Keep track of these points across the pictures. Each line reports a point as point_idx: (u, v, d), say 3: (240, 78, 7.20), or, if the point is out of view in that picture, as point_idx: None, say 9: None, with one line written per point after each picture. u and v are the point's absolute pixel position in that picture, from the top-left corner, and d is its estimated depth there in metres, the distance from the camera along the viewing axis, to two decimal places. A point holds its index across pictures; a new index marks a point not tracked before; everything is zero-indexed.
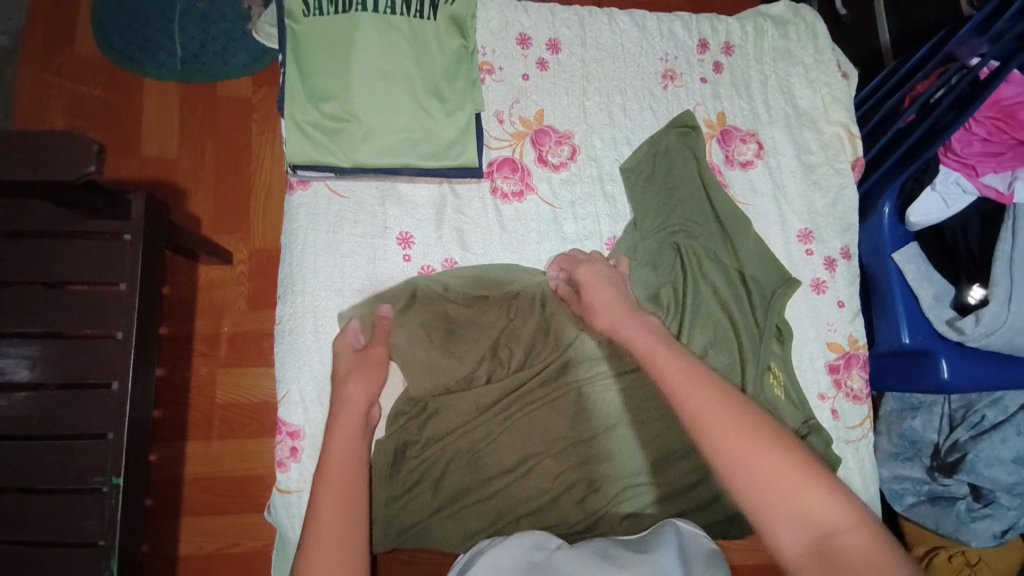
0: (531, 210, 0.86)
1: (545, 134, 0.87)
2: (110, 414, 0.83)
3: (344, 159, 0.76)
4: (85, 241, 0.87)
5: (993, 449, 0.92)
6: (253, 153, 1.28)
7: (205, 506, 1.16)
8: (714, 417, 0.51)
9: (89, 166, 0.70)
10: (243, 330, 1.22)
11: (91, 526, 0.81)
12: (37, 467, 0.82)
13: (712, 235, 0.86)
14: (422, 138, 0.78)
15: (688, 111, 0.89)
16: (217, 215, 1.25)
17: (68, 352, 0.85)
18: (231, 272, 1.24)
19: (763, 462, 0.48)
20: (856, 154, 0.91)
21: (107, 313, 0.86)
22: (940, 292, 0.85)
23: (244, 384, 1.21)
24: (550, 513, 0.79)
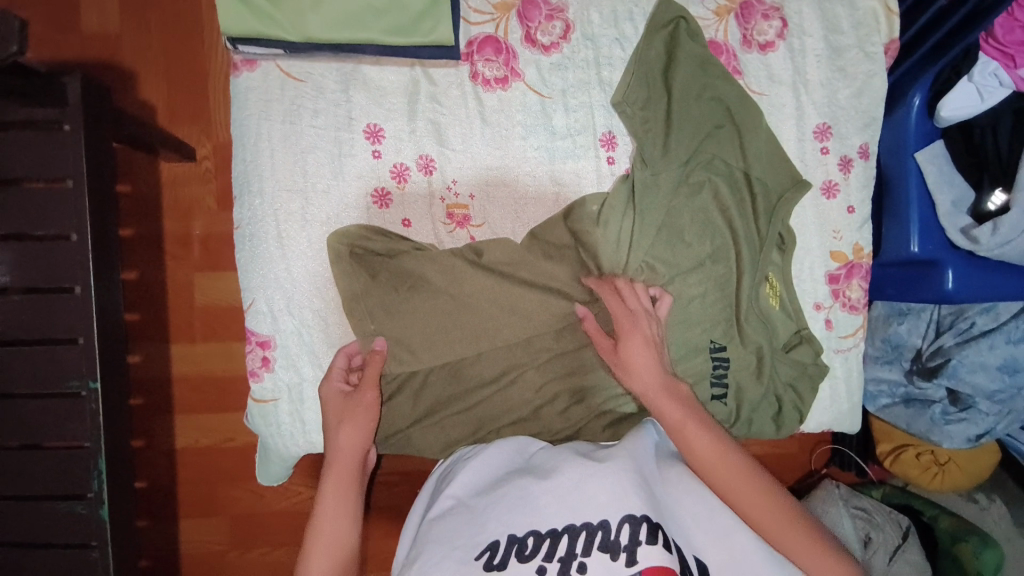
0: (517, 99, 0.76)
1: (534, 7, 0.74)
2: (77, 319, 0.79)
3: (295, 32, 0.63)
4: (20, 131, 0.78)
5: (978, 355, 0.91)
6: (200, 29, 1.11)
7: (194, 407, 1.16)
8: (772, 528, 0.61)
9: (12, 46, 0.59)
10: (213, 232, 1.14)
11: (75, 428, 0.80)
12: (10, 373, 0.79)
13: (722, 131, 0.78)
14: (387, 6, 0.64)
15: (661, 4, 0.75)
16: (168, 102, 1.12)
17: (19, 257, 0.78)
18: (194, 168, 1.13)
19: (806, 561, 0.60)
20: (891, 35, 0.80)
21: (59, 214, 0.78)
22: (959, 198, 0.78)
23: (221, 288, 1.15)
24: (533, 422, 0.78)
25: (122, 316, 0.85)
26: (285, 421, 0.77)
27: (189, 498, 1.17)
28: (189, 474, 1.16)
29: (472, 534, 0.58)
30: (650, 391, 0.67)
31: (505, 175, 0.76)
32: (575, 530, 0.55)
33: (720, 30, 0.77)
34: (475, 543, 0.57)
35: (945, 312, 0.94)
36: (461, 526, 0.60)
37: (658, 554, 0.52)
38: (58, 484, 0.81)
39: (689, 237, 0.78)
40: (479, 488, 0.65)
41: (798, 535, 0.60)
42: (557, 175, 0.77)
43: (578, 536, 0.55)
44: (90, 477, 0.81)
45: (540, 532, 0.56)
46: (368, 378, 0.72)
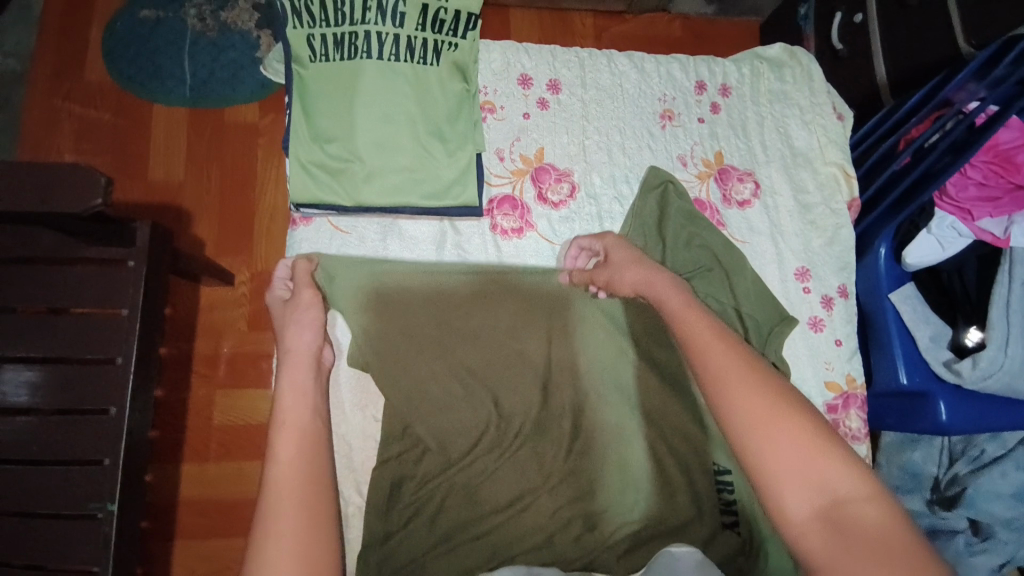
0: (530, 246, 0.87)
1: (545, 171, 0.89)
2: (107, 440, 0.85)
3: (347, 197, 0.75)
4: (88, 267, 0.91)
5: (992, 483, 0.92)
6: (255, 176, 1.30)
7: (199, 530, 1.15)
8: (747, 394, 0.49)
9: (97, 198, 0.78)
10: (240, 352, 1.23)
11: (83, 551, 0.82)
12: (38, 493, 0.84)
13: (712, 273, 0.87)
14: (425, 176, 0.76)
15: (652, 170, 0.90)
16: (217, 236, 1.27)
17: (61, 378, 0.88)
18: (231, 293, 1.25)
19: (776, 427, 0.46)
20: (852, 194, 0.93)
21: (109, 339, 0.89)
22: (937, 334, 0.85)
23: (243, 406, 1.21)
24: (546, 551, 0.77)
25: (150, 434, 0.90)
26: None
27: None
28: None
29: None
30: (649, 275, 0.68)
31: (515, 306, 0.85)
32: None
33: (702, 190, 0.90)
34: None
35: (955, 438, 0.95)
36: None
37: None
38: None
39: None
40: None
41: (775, 405, 0.48)
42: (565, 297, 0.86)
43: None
44: None
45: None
46: (303, 279, 0.74)
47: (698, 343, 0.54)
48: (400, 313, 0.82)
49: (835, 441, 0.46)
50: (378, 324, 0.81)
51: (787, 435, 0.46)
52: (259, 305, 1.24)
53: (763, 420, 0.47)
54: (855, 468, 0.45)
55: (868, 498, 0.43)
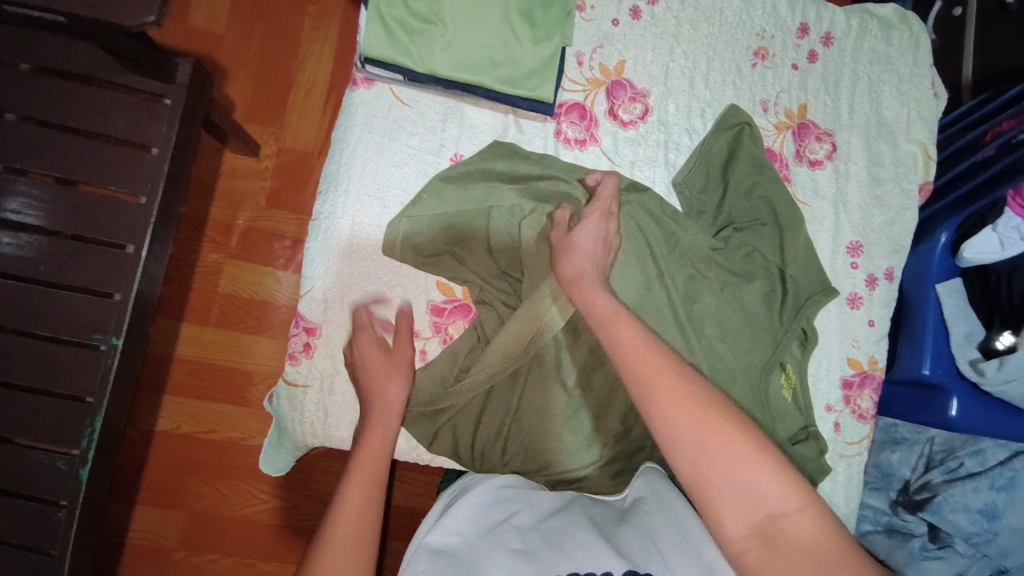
0: (591, 161, 0.83)
1: (622, 87, 0.84)
2: (121, 276, 0.84)
3: (420, 64, 0.70)
4: (123, 95, 0.87)
5: (963, 496, 0.85)
6: (299, 42, 1.23)
7: (190, 389, 1.17)
8: (687, 430, 0.48)
9: (149, 16, 0.71)
10: (255, 226, 1.20)
11: (82, 382, 0.83)
12: (39, 314, 0.84)
13: (764, 229, 0.85)
14: (504, 60, 0.72)
15: (732, 108, 0.85)
16: (250, 97, 1.22)
17: (89, 201, 0.86)
18: (255, 164, 1.21)
19: (713, 442, 0.47)
20: (926, 177, 0.90)
21: (135, 174, 0.86)
22: (971, 332, 0.85)
23: (249, 280, 1.20)
24: (541, 456, 0.77)
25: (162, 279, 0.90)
26: (310, 409, 0.79)
27: (152, 485, 1.15)
28: (161, 457, 1.16)
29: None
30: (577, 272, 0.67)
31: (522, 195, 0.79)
32: None
33: (777, 141, 0.86)
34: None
35: (936, 445, 0.89)
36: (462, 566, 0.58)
37: None
38: (47, 434, 0.82)
39: (705, 318, 0.82)
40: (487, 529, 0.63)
41: (712, 425, 0.48)
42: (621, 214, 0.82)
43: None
44: (81, 433, 0.82)
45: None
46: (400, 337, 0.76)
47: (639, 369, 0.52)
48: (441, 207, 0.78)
49: (770, 454, 0.48)
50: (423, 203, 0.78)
51: (723, 451, 0.47)
52: (281, 182, 1.21)
53: (705, 442, 0.47)
54: (788, 480, 0.47)
55: (801, 510, 0.46)
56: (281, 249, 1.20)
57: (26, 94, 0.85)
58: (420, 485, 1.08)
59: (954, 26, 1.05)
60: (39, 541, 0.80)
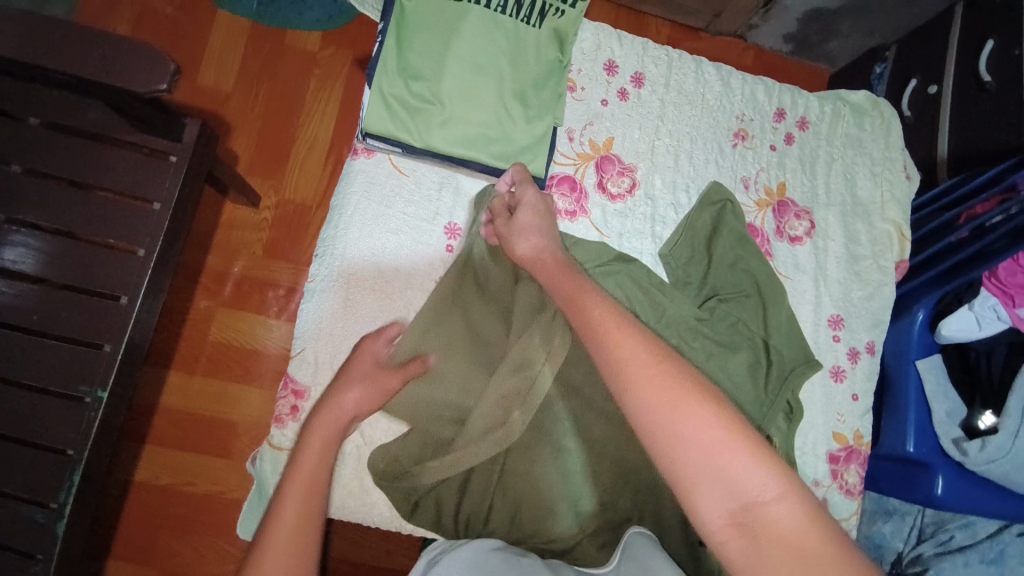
0: (580, 232, 0.86)
1: (610, 162, 0.88)
2: (112, 328, 0.85)
3: (417, 139, 0.74)
4: (128, 152, 0.90)
5: (954, 570, 0.90)
6: (303, 103, 1.29)
7: (170, 439, 1.15)
8: (657, 399, 0.46)
9: (161, 84, 0.75)
10: (250, 275, 1.22)
11: (64, 433, 0.82)
12: (28, 364, 0.83)
13: (749, 299, 0.87)
14: (498, 137, 0.76)
15: (714, 185, 0.89)
16: (252, 153, 1.26)
17: (85, 253, 0.87)
18: (254, 216, 1.24)
19: (686, 412, 0.45)
20: (901, 255, 0.93)
21: (135, 228, 0.88)
22: (952, 410, 0.86)
23: (242, 328, 1.20)
24: (526, 524, 0.76)
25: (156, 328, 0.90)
26: None
27: (124, 541, 1.11)
28: (135, 510, 1.12)
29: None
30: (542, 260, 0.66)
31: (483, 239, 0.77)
32: None
33: (758, 217, 0.90)
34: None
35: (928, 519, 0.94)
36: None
37: None
38: (24, 485, 0.80)
39: None
40: None
41: (680, 397, 0.46)
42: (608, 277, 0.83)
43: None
44: (59, 486, 0.80)
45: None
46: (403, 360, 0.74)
47: (613, 343, 0.50)
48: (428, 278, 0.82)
49: (743, 432, 0.44)
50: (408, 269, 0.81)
51: (696, 426, 0.44)
52: (278, 233, 1.24)
53: (675, 416, 0.45)
54: (766, 463, 0.43)
55: (784, 498, 0.41)
56: (275, 298, 1.21)
57: (33, 149, 0.88)
58: (403, 545, 1.05)
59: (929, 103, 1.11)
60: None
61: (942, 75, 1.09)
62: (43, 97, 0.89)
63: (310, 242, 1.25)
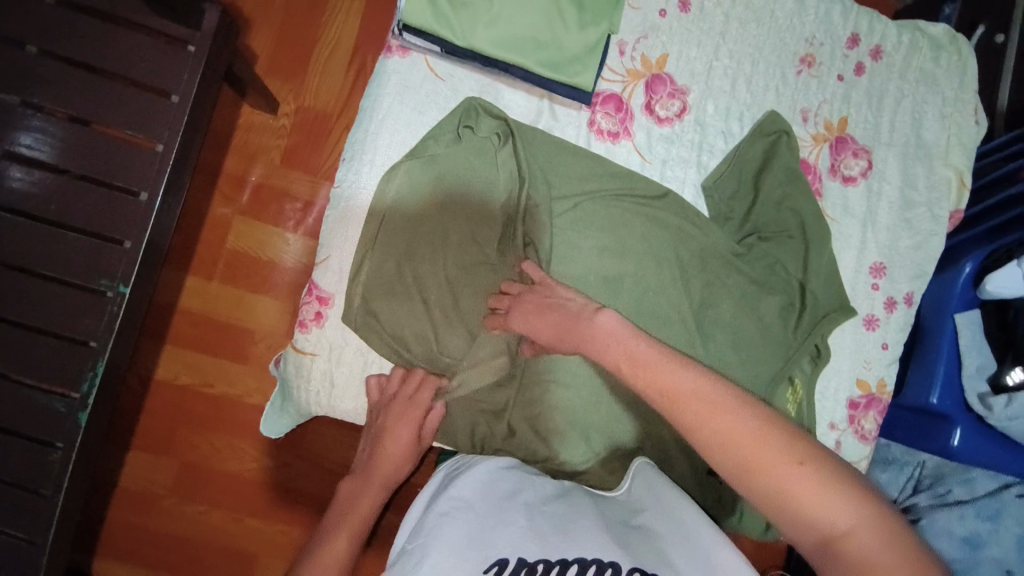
0: (621, 155, 0.81)
1: (661, 82, 0.81)
2: (131, 223, 0.83)
3: (460, 37, 0.68)
4: (144, 37, 0.84)
5: (947, 522, 0.87)
6: (327, 2, 1.20)
7: (190, 341, 1.16)
8: (734, 448, 0.48)
9: None
10: (267, 184, 1.18)
11: (87, 325, 0.82)
12: (47, 253, 0.82)
13: (791, 240, 0.84)
14: (548, 42, 0.70)
15: (771, 114, 0.83)
16: (272, 53, 1.19)
17: (101, 143, 0.84)
18: (272, 122, 1.19)
19: (764, 461, 0.47)
20: (958, 205, 0.89)
21: (153, 121, 0.84)
22: (983, 365, 0.84)
23: (259, 238, 1.18)
24: (538, 448, 0.77)
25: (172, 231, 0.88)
26: (316, 378, 0.78)
27: (147, 431, 1.15)
28: (157, 405, 1.15)
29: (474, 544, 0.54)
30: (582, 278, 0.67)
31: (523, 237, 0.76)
32: (586, 561, 0.51)
33: (813, 152, 0.85)
34: (484, 556, 0.52)
35: (927, 470, 0.90)
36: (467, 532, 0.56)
37: None
38: (47, 373, 0.81)
39: (714, 330, 0.81)
40: (490, 502, 0.60)
41: (749, 448, 0.47)
42: (649, 200, 0.80)
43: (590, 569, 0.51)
44: (81, 377, 0.82)
45: (550, 559, 0.52)
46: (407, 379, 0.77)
47: (683, 395, 0.51)
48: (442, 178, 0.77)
49: (817, 464, 0.46)
50: (437, 177, 0.76)
51: (773, 473, 0.46)
52: (297, 143, 1.19)
53: (758, 465, 0.47)
54: (844, 493, 0.45)
55: (861, 524, 0.44)
56: (291, 210, 1.18)
57: (44, 26, 0.83)
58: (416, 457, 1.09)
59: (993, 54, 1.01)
60: (38, 477, 0.80)
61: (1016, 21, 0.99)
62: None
63: (329, 153, 1.20)
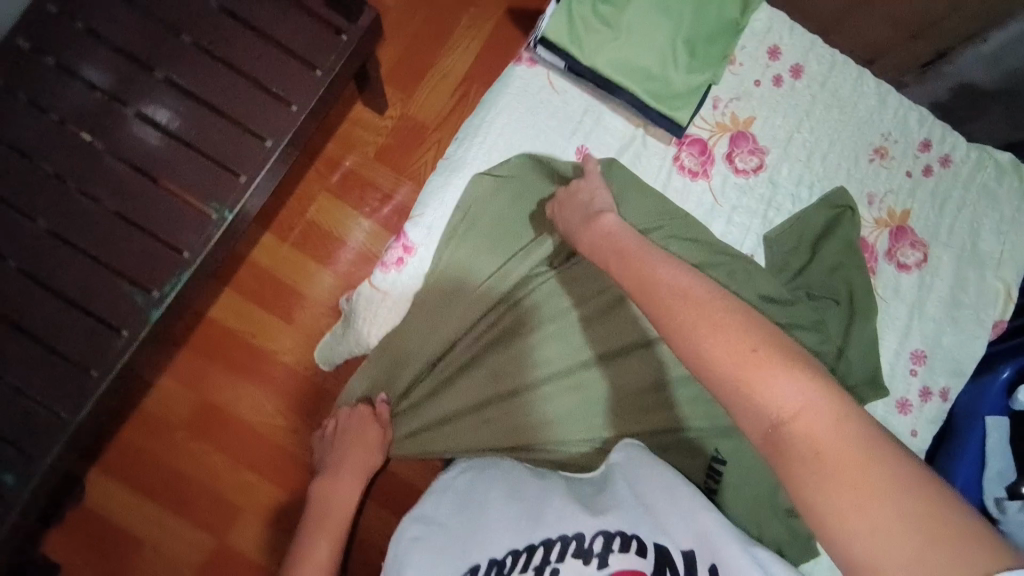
0: (696, 193, 0.90)
1: (744, 138, 0.91)
2: (251, 162, 0.96)
3: (585, 57, 0.81)
4: (307, 18, 1.00)
5: None
6: (454, 33, 1.38)
7: (248, 291, 1.26)
8: (696, 333, 0.52)
9: None
10: (357, 171, 1.32)
11: (187, 237, 0.93)
12: (175, 170, 0.95)
13: (837, 305, 0.89)
14: (657, 76, 0.82)
15: (840, 190, 0.91)
16: (396, 63, 1.36)
17: (246, 90, 0.97)
18: (376, 120, 1.34)
19: (720, 346, 0.50)
20: (1001, 316, 0.93)
21: (296, 84, 0.98)
22: (1005, 472, 0.85)
23: (335, 216, 1.30)
24: (532, 437, 0.83)
25: (277, 180, 1.01)
26: (381, 316, 0.86)
27: (181, 363, 1.22)
28: (201, 340, 1.23)
29: (465, 553, 0.63)
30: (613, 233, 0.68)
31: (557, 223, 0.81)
32: (550, 543, 0.58)
33: (873, 234, 0.91)
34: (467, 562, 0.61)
35: None
36: (460, 542, 0.64)
37: (631, 561, 0.53)
38: (137, 270, 0.92)
39: None
40: (471, 506, 0.69)
41: (716, 332, 0.51)
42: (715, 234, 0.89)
43: (553, 547, 0.57)
44: (166, 280, 0.92)
45: (518, 549, 0.59)
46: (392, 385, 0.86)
47: (662, 294, 0.56)
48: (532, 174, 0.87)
49: (775, 353, 0.48)
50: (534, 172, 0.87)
51: (725, 357, 0.49)
52: (393, 142, 1.33)
53: (714, 349, 0.50)
54: (796, 379, 0.47)
55: (813, 409, 0.45)
56: (371, 199, 1.31)
57: None
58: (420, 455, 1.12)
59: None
60: (97, 356, 0.89)
61: None
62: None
63: (418, 159, 1.34)
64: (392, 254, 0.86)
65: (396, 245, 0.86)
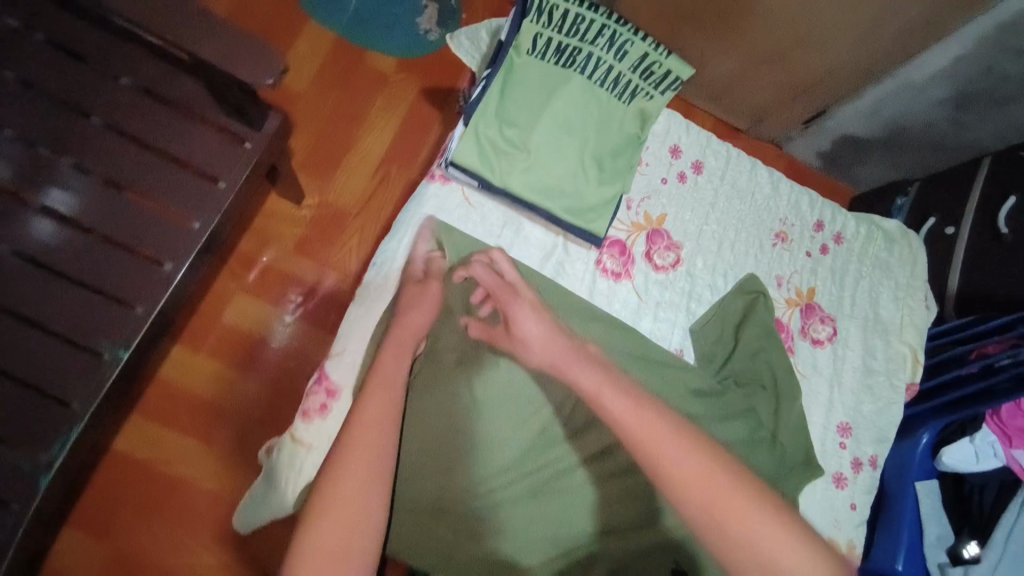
0: (621, 293, 0.90)
1: (660, 235, 0.94)
2: (148, 290, 0.85)
3: (498, 179, 0.81)
4: (205, 128, 0.92)
5: None
6: (366, 118, 1.35)
7: (157, 416, 1.11)
8: (704, 502, 0.52)
9: (268, 78, 0.74)
10: (275, 267, 1.23)
11: (75, 386, 0.80)
12: (56, 309, 0.82)
13: (763, 390, 0.91)
14: (570, 192, 0.83)
15: (751, 277, 0.95)
16: (308, 153, 1.31)
17: (137, 214, 0.88)
18: (292, 211, 1.26)
19: (742, 515, 0.51)
20: (913, 379, 0.98)
21: (197, 202, 0.89)
22: (942, 535, 0.89)
23: (254, 317, 1.19)
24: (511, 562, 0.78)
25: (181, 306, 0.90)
26: (305, 471, 0.78)
27: (82, 511, 1.04)
28: (104, 478, 1.06)
29: None
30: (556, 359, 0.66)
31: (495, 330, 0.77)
32: None
33: (786, 314, 0.96)
34: None
35: None
36: None
37: None
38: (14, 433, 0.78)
39: None
40: None
41: (734, 505, 0.52)
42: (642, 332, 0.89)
43: None
44: (54, 439, 0.78)
45: None
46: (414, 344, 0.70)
47: (651, 449, 0.54)
48: (455, 289, 0.82)
49: (789, 524, 0.52)
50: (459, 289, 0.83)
51: (747, 528, 0.51)
52: (311, 233, 1.25)
53: (735, 522, 0.51)
54: (810, 549, 0.51)
55: None
56: (292, 295, 1.22)
57: (116, 104, 0.90)
58: None
59: (947, 245, 1.11)
60: None
61: (961, 218, 1.10)
62: (141, 62, 0.92)
63: (341, 244, 1.26)
64: (313, 399, 0.80)
65: (317, 391, 0.80)
